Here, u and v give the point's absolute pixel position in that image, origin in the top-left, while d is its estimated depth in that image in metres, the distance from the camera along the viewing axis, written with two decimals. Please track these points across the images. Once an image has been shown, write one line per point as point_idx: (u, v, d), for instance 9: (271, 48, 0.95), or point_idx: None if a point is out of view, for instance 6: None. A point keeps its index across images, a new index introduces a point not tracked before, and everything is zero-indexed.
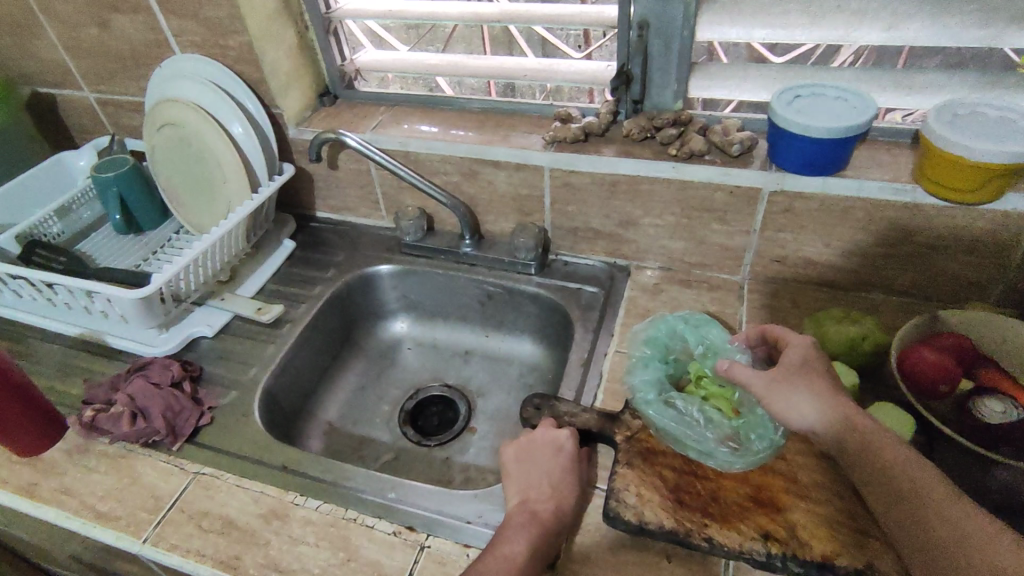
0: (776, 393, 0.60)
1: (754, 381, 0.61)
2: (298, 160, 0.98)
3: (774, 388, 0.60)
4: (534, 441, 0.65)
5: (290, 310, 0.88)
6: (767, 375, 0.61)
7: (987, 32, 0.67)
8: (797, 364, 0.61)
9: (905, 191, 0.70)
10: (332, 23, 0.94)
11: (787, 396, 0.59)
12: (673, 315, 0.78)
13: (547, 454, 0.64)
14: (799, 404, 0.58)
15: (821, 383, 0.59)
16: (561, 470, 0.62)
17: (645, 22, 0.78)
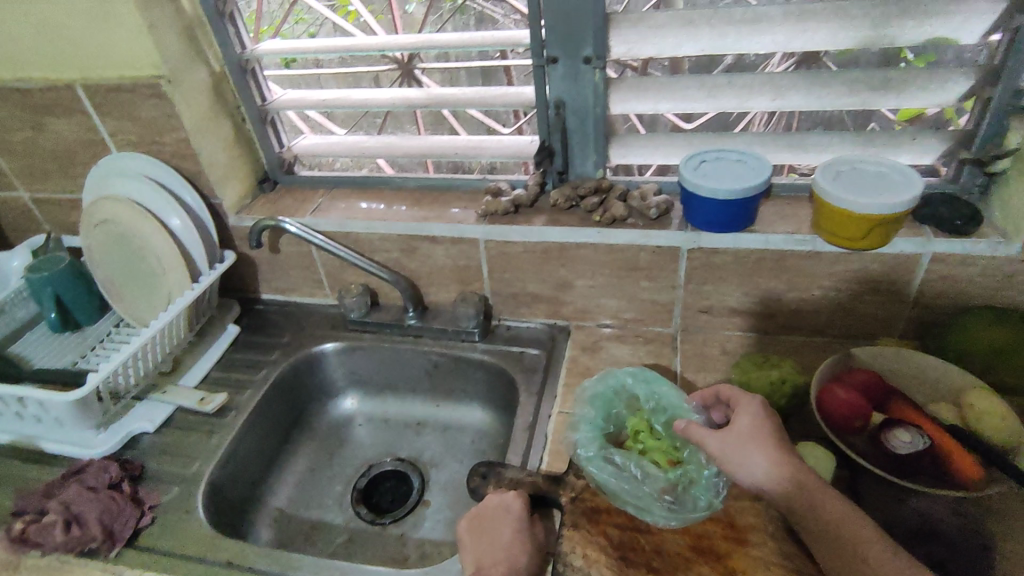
0: (731, 452, 0.62)
1: (710, 441, 0.63)
2: (240, 246, 1.00)
3: (729, 448, 0.62)
4: (487, 508, 0.67)
5: (234, 397, 0.88)
6: (722, 434, 0.63)
7: (859, 97, 0.75)
8: (753, 423, 0.63)
9: (805, 241, 0.77)
10: (268, 114, 0.96)
11: (740, 455, 0.61)
12: (622, 368, 0.78)
13: (498, 521, 0.65)
14: (751, 462, 0.61)
15: (773, 442, 0.62)
16: (513, 537, 0.64)
17: (561, 101, 0.84)
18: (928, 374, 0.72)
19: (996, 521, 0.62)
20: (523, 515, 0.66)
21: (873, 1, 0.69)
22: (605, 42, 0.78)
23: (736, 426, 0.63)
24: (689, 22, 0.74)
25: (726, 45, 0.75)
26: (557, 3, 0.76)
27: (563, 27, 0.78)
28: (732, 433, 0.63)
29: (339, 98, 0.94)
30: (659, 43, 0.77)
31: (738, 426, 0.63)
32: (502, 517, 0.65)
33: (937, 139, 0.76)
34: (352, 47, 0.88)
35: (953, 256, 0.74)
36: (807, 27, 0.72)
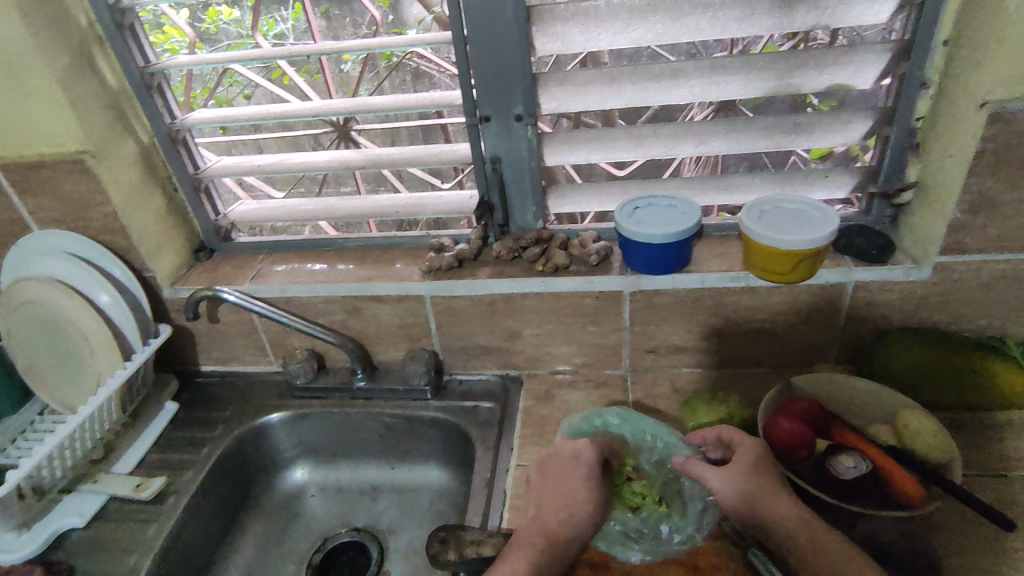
0: (735, 491, 0.64)
1: (717, 479, 0.65)
2: (176, 318, 0.96)
3: (733, 486, 0.64)
4: (555, 457, 0.72)
5: (174, 480, 0.83)
6: (727, 472, 0.65)
7: (774, 140, 0.80)
8: (756, 463, 0.65)
9: (739, 277, 0.80)
10: (201, 182, 0.94)
11: (745, 493, 0.63)
12: (608, 409, 0.79)
13: (575, 468, 0.70)
14: (754, 499, 0.63)
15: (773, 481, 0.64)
16: (579, 481, 0.68)
17: (497, 157, 0.86)
18: (863, 397, 0.75)
19: (940, 538, 0.64)
20: (592, 461, 0.70)
21: (775, 55, 0.75)
22: (534, 100, 0.81)
23: (740, 464, 0.65)
24: (611, 78, 0.78)
25: (647, 98, 0.79)
26: (486, 65, 0.79)
27: (493, 88, 0.81)
28: (735, 470, 0.65)
29: (275, 163, 0.93)
30: (586, 99, 0.80)
31: (742, 463, 0.65)
32: (578, 466, 0.70)
33: (847, 176, 0.82)
34: (286, 114, 0.88)
35: (873, 283, 0.78)
36: (719, 79, 0.77)
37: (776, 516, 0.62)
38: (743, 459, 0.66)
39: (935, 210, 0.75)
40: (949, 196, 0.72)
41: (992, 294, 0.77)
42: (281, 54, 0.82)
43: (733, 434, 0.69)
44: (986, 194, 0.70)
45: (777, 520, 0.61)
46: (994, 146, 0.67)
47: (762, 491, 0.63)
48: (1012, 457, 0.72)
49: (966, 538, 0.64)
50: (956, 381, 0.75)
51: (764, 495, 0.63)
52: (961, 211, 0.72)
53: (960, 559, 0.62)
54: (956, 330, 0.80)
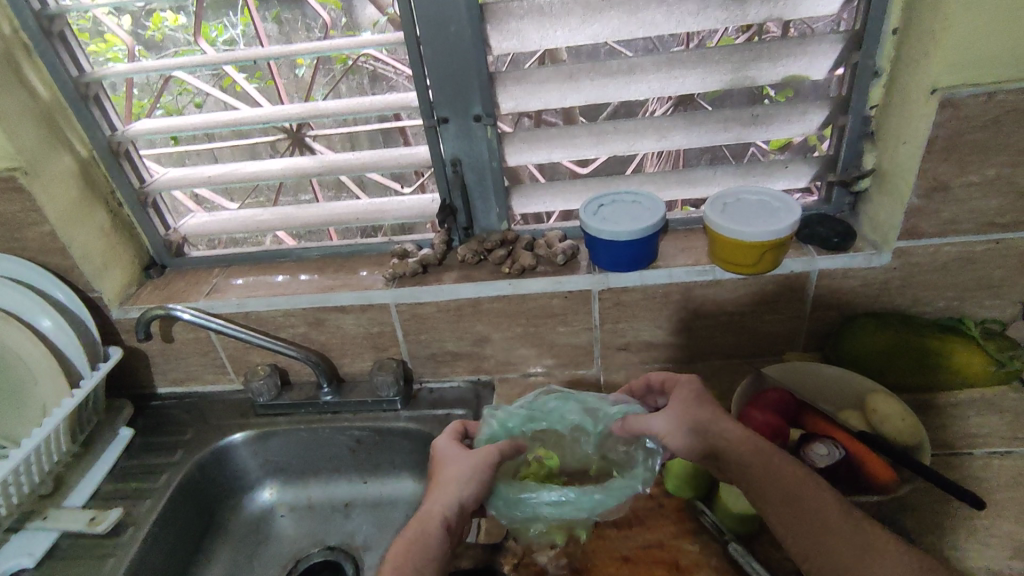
0: (672, 423, 0.63)
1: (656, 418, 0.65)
2: (128, 339, 0.91)
3: (669, 420, 0.64)
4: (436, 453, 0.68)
5: (131, 511, 0.79)
6: (666, 408, 0.65)
7: (733, 133, 0.81)
8: (696, 395, 0.65)
9: (706, 271, 0.80)
10: (148, 196, 0.90)
11: (682, 423, 0.63)
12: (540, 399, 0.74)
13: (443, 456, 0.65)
14: (692, 427, 0.62)
15: (716, 407, 0.63)
16: (446, 466, 0.63)
17: (457, 159, 0.85)
18: (834, 384, 0.76)
19: (912, 519, 0.65)
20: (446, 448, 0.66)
21: (731, 49, 0.75)
22: (492, 100, 0.80)
23: (676, 398, 0.65)
24: (570, 75, 0.77)
25: (607, 94, 0.78)
26: (441, 65, 0.78)
27: (449, 89, 0.79)
28: (672, 405, 0.65)
29: (226, 173, 0.90)
30: (545, 97, 0.79)
31: (678, 399, 0.65)
32: (449, 452, 0.65)
33: (806, 165, 0.83)
34: (236, 121, 0.84)
35: (836, 271, 0.79)
36: (677, 74, 0.77)
37: (715, 437, 0.61)
38: (680, 395, 0.66)
39: (892, 196, 0.76)
40: (905, 182, 0.73)
41: (950, 276, 0.78)
42: (228, 60, 0.79)
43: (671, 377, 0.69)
44: (939, 179, 0.72)
45: (727, 437, 0.60)
46: (946, 131, 0.68)
47: (699, 417, 0.63)
48: (975, 435, 0.74)
49: (938, 518, 0.65)
50: (919, 363, 0.77)
51: (700, 421, 0.62)
52: (918, 196, 0.73)
53: (932, 539, 0.63)
54: (916, 312, 0.82)
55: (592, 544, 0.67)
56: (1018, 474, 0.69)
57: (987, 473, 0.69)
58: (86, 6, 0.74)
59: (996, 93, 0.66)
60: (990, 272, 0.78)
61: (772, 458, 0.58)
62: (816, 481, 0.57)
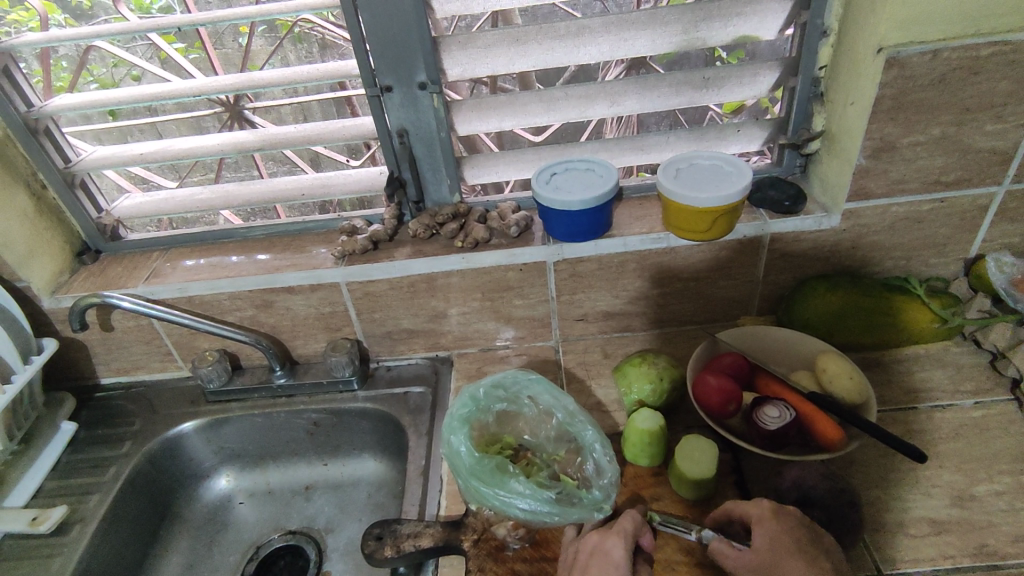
0: (767, 539, 0.55)
1: (754, 515, 0.57)
2: (63, 330, 0.87)
3: (769, 529, 0.55)
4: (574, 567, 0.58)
5: (77, 508, 0.76)
6: (769, 516, 0.56)
7: (685, 97, 0.79)
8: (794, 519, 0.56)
9: (660, 238, 0.79)
10: (74, 176, 0.85)
11: (779, 539, 0.55)
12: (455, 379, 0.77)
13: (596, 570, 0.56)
14: (782, 544, 0.54)
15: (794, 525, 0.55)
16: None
17: (404, 130, 0.81)
18: (785, 346, 0.77)
19: (858, 476, 0.67)
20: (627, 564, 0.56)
21: (681, 9, 0.73)
22: (436, 67, 0.76)
23: (785, 509, 0.57)
24: (517, 39, 0.74)
25: (556, 59, 0.76)
26: (381, 31, 0.74)
27: (391, 55, 0.75)
28: (779, 514, 0.56)
29: (158, 151, 0.84)
30: (492, 62, 0.76)
31: (785, 515, 0.56)
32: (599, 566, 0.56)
33: (758, 128, 0.82)
34: (163, 94, 0.79)
35: (788, 234, 0.80)
36: (627, 36, 0.74)
37: (792, 564, 0.53)
38: (788, 512, 0.56)
39: (841, 157, 0.76)
40: (853, 143, 0.73)
41: (897, 236, 0.79)
42: (149, 27, 0.73)
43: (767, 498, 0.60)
44: (886, 140, 0.72)
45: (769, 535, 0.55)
46: (893, 91, 0.68)
47: (800, 539, 0.54)
48: (920, 390, 0.76)
49: (882, 473, 0.68)
50: (868, 321, 0.78)
51: (779, 531, 0.55)
52: (865, 157, 0.73)
53: (876, 493, 0.66)
54: (865, 273, 0.83)
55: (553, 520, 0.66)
56: (960, 425, 0.72)
57: (930, 426, 0.72)
58: None
59: (941, 50, 0.65)
60: (935, 231, 0.79)
61: None
62: None
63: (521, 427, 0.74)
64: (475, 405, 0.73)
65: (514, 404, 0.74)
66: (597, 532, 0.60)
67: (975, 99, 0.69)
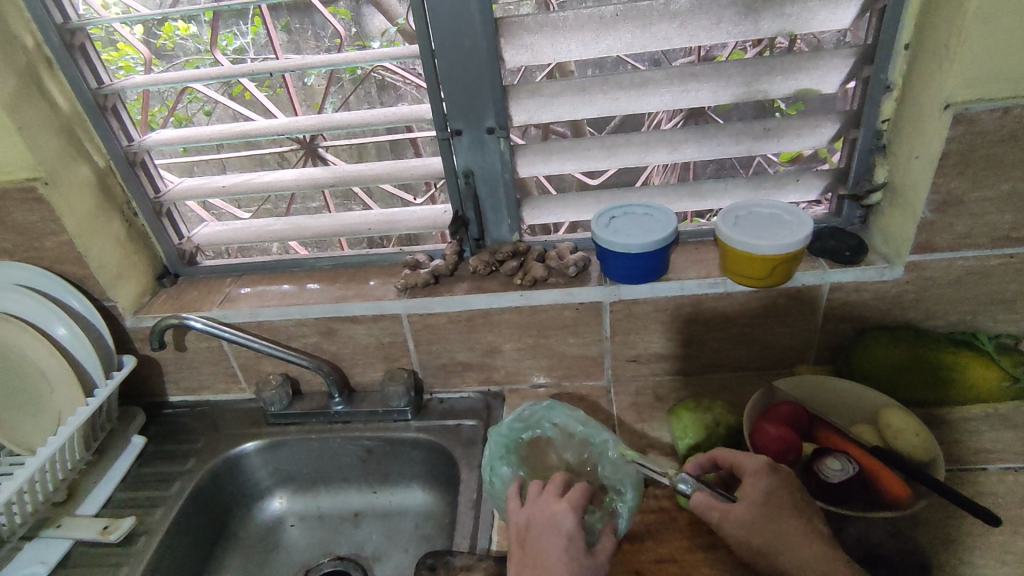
0: (769, 495, 0.59)
1: (753, 466, 0.61)
2: (141, 348, 0.92)
3: (768, 484, 0.60)
4: (529, 534, 0.61)
5: (144, 519, 0.79)
6: (768, 472, 0.61)
7: (745, 146, 0.81)
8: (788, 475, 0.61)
9: (717, 283, 0.80)
10: (162, 206, 0.91)
11: (778, 495, 0.59)
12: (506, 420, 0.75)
13: (548, 540, 0.59)
14: (778, 501, 0.59)
15: (790, 481, 0.61)
16: (558, 556, 0.58)
17: (470, 170, 0.85)
18: (844, 397, 0.76)
19: (926, 536, 0.65)
20: (578, 535, 0.59)
21: (743, 63, 0.75)
22: (504, 113, 0.80)
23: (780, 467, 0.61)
24: (582, 88, 0.78)
25: (619, 107, 0.79)
26: (455, 79, 0.78)
27: (462, 101, 0.80)
28: (777, 469, 0.61)
29: (240, 184, 0.90)
30: (557, 110, 0.80)
31: (783, 468, 0.61)
32: (552, 535, 0.59)
33: (817, 178, 0.83)
34: (251, 132, 0.85)
35: (848, 283, 0.79)
36: (690, 87, 0.77)
37: (784, 515, 0.58)
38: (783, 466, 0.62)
39: (904, 209, 0.76)
40: (917, 196, 0.74)
41: (962, 290, 0.78)
42: (244, 72, 0.80)
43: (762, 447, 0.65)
44: (953, 194, 0.72)
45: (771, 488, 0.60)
46: (960, 146, 0.68)
47: (795, 497, 0.59)
48: (989, 450, 0.73)
49: (954, 535, 0.65)
50: (932, 376, 0.76)
51: (780, 484, 0.60)
52: (930, 210, 0.73)
53: (946, 555, 0.63)
54: (928, 326, 0.81)
55: (612, 564, 0.66)
56: None
57: (1002, 489, 0.69)
58: (106, 19, 0.76)
59: (1011, 108, 0.66)
60: (1003, 287, 0.77)
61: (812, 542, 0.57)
62: (824, 548, 0.56)
63: (574, 462, 0.74)
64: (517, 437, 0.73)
65: None
66: (554, 498, 0.62)
67: None
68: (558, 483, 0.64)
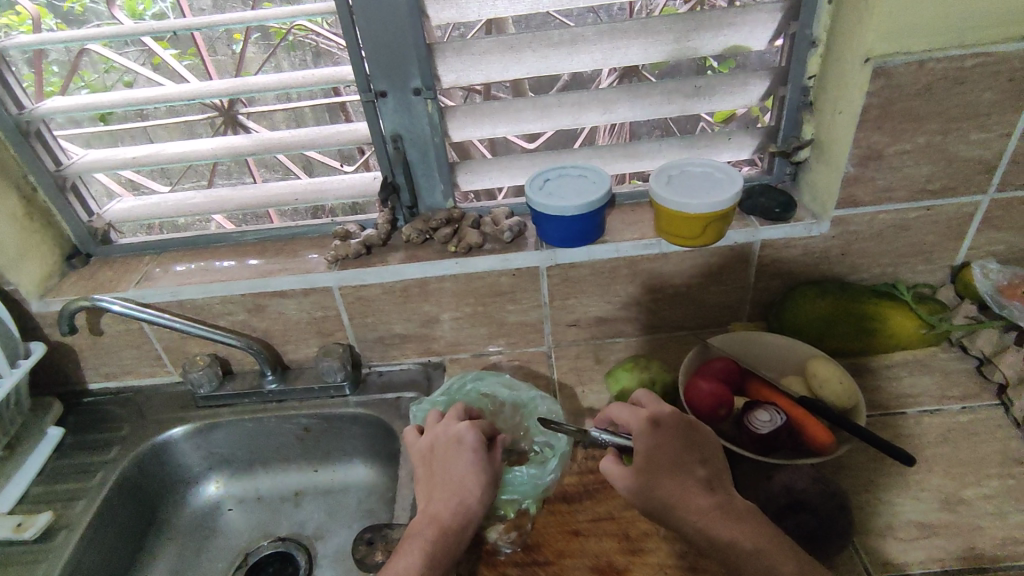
0: (647, 457, 0.60)
1: (634, 422, 0.63)
2: (52, 334, 0.86)
3: (648, 444, 0.61)
4: (431, 456, 0.66)
5: (63, 514, 0.75)
6: (648, 431, 0.61)
7: (677, 104, 0.80)
8: (676, 426, 0.61)
9: (652, 244, 0.80)
10: (65, 180, 0.84)
11: (657, 454, 0.60)
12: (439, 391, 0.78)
13: (452, 455, 0.64)
14: (658, 463, 0.60)
15: (672, 434, 0.61)
16: (465, 467, 0.63)
17: (398, 135, 0.82)
18: (774, 351, 0.78)
19: (848, 479, 0.68)
20: (480, 446, 0.64)
21: (673, 18, 0.74)
22: (431, 73, 0.77)
23: (662, 422, 0.62)
24: (511, 46, 0.75)
25: (549, 66, 0.76)
26: (375, 37, 0.74)
27: (385, 61, 0.76)
28: (659, 426, 0.62)
29: (151, 155, 0.84)
30: (486, 69, 0.77)
31: (664, 422, 0.62)
32: (456, 451, 0.64)
33: (748, 136, 0.83)
34: (157, 97, 0.79)
35: (777, 240, 0.80)
36: (619, 44, 0.75)
37: (661, 473, 0.59)
38: (666, 418, 0.62)
39: (830, 165, 0.77)
40: (841, 152, 0.75)
41: (885, 242, 0.81)
42: (144, 31, 0.73)
43: (654, 398, 0.65)
44: (873, 148, 0.73)
45: (647, 448, 0.61)
46: (879, 100, 0.69)
47: (676, 452, 0.60)
48: (908, 394, 0.77)
49: (870, 478, 0.68)
50: (857, 327, 0.79)
51: (655, 442, 0.61)
52: (854, 165, 0.74)
53: (865, 497, 0.66)
54: (854, 279, 0.84)
55: (550, 527, 0.66)
56: (947, 430, 0.72)
57: (918, 430, 0.73)
58: None
59: (926, 61, 0.67)
60: (922, 239, 0.80)
61: (690, 494, 0.58)
62: (702, 500, 0.58)
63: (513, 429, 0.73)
64: (448, 402, 0.77)
65: (504, 410, 0.76)
66: (455, 420, 0.68)
67: (959, 109, 0.70)
68: (460, 409, 0.70)
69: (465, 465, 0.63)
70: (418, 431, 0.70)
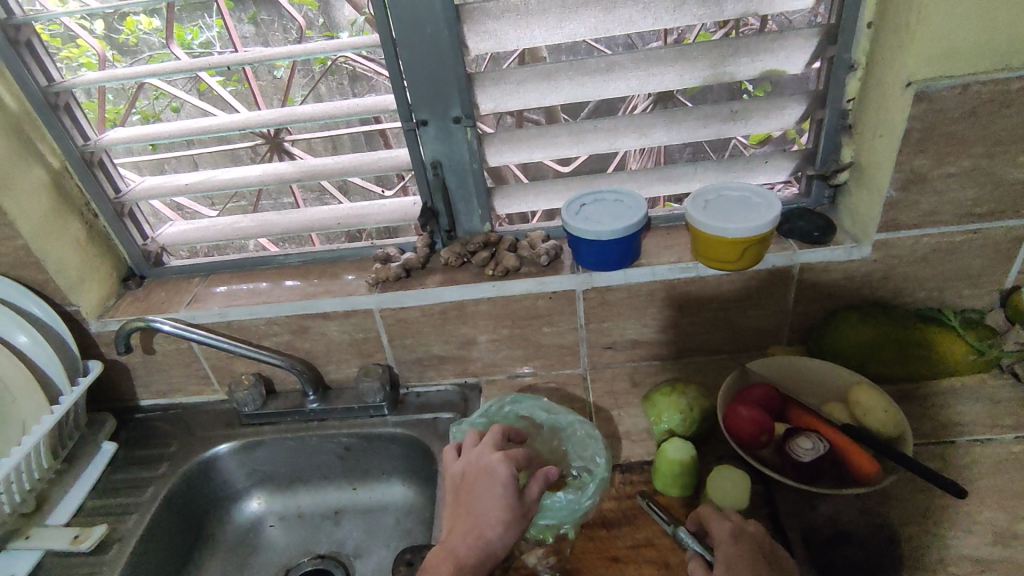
0: (726, 567, 0.57)
1: (718, 524, 0.61)
2: (108, 353, 0.90)
3: (727, 554, 0.58)
4: (463, 485, 0.66)
5: (116, 527, 0.78)
6: (732, 542, 0.59)
7: (713, 129, 0.80)
8: (758, 545, 0.59)
9: (689, 268, 0.80)
10: (124, 206, 0.89)
11: (735, 567, 0.57)
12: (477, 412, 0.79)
13: (480, 490, 0.64)
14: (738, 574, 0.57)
15: (754, 551, 0.58)
16: (490, 502, 0.63)
17: (437, 162, 0.84)
18: (815, 376, 0.77)
19: (894, 509, 0.66)
20: (512, 483, 0.63)
21: (709, 46, 0.75)
22: (471, 102, 0.79)
23: (747, 533, 0.60)
24: (548, 75, 0.77)
25: (586, 93, 0.78)
26: (418, 69, 0.77)
27: (427, 91, 0.79)
28: (742, 539, 0.59)
29: (203, 182, 0.88)
30: (524, 97, 0.79)
31: (749, 537, 0.59)
32: (485, 485, 0.64)
33: (786, 160, 0.83)
34: (212, 128, 0.83)
35: (816, 264, 0.80)
36: (655, 71, 0.76)
37: None
38: (752, 533, 0.60)
39: (871, 188, 0.77)
40: (883, 175, 0.74)
41: (929, 267, 0.79)
42: (200, 66, 0.77)
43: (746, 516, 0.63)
44: (916, 172, 0.72)
45: (727, 556, 0.58)
46: (922, 124, 0.69)
47: (757, 568, 0.57)
48: (956, 423, 0.75)
49: (921, 509, 0.66)
50: (901, 353, 0.77)
51: (736, 555, 0.58)
52: (896, 189, 0.73)
53: (914, 530, 0.64)
54: (897, 303, 0.82)
55: (589, 552, 0.66)
56: (999, 462, 0.70)
57: (968, 461, 0.70)
58: (54, 14, 0.73)
59: (970, 84, 0.66)
60: (968, 263, 0.78)
61: None
62: None
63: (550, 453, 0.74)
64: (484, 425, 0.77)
65: (542, 433, 0.76)
66: (490, 452, 0.67)
67: (1006, 132, 0.69)
68: (498, 438, 0.70)
69: (491, 501, 0.63)
70: (456, 451, 0.71)
